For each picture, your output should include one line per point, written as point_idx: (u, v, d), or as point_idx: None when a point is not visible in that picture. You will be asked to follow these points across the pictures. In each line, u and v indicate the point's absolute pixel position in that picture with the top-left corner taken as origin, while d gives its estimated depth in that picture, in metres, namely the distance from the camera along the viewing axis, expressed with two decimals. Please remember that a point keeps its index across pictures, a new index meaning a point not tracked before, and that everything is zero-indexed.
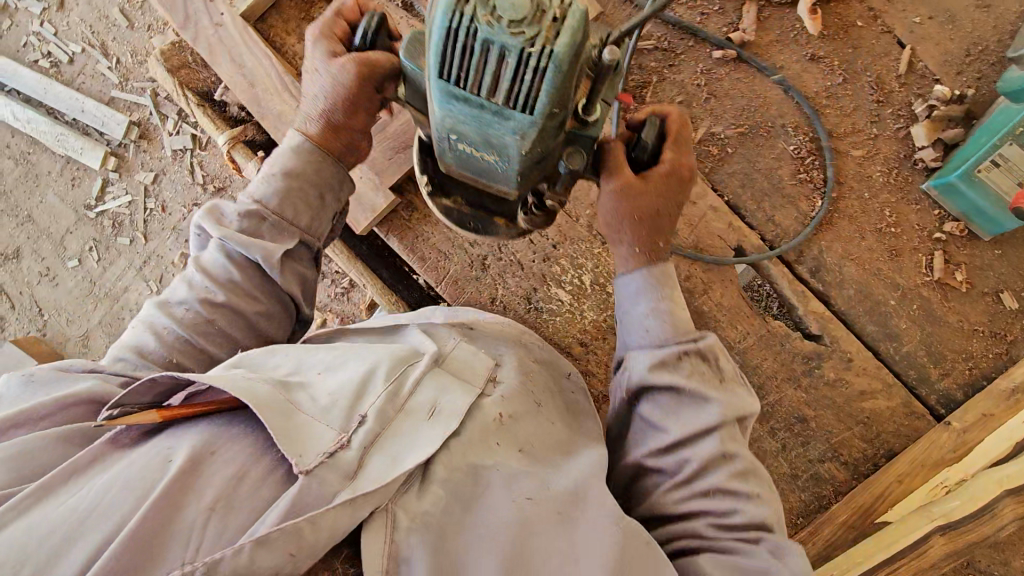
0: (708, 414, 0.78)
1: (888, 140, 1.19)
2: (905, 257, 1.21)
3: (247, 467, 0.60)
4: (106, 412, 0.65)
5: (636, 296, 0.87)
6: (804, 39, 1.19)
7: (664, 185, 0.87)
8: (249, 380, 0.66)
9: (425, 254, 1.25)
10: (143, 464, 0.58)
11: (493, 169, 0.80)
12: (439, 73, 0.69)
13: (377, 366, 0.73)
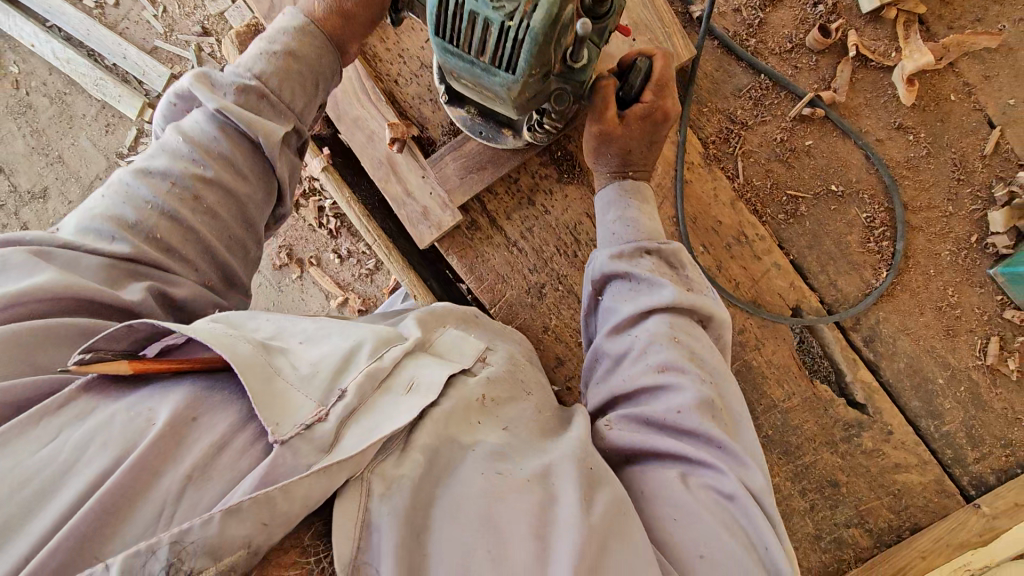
0: (662, 294, 0.88)
1: (962, 220, 1.18)
2: (960, 338, 1.21)
3: (228, 437, 0.56)
4: (78, 356, 0.58)
5: (607, 208, 1.02)
6: (895, 105, 1.16)
7: (641, 125, 0.99)
8: (227, 338, 0.61)
9: (482, 274, 1.23)
10: (127, 419, 0.56)
11: (495, 103, 0.89)
12: (437, 27, 0.81)
13: (363, 342, 0.67)
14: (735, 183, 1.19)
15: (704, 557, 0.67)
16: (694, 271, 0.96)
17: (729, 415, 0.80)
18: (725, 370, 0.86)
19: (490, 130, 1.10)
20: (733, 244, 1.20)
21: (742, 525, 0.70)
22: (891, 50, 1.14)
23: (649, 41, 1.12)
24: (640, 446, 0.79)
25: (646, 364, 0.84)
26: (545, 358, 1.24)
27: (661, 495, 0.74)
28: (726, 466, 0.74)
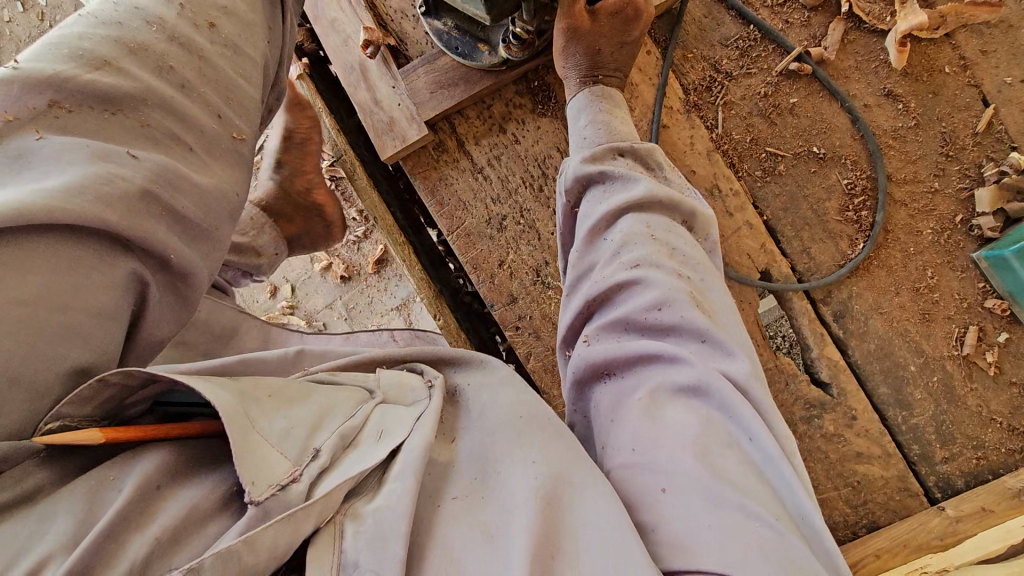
0: (636, 189, 0.83)
1: (948, 199, 1.12)
2: (937, 324, 1.14)
3: (198, 501, 0.50)
4: (42, 425, 0.47)
5: (578, 117, 1.00)
6: (885, 72, 1.12)
7: (610, 21, 1.01)
8: (206, 383, 0.54)
9: (444, 199, 1.20)
10: (93, 492, 0.48)
11: None
12: None
13: (344, 399, 0.62)
14: (713, 133, 1.16)
15: (683, 459, 0.60)
16: (673, 174, 0.90)
17: (713, 310, 0.74)
18: (708, 266, 0.79)
19: (465, 45, 1.10)
20: (704, 197, 1.15)
21: (727, 424, 0.63)
22: (886, 14, 1.10)
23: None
24: (616, 355, 0.72)
25: (621, 263, 0.77)
26: (497, 295, 1.19)
27: (638, 406, 0.66)
28: (705, 361, 0.67)
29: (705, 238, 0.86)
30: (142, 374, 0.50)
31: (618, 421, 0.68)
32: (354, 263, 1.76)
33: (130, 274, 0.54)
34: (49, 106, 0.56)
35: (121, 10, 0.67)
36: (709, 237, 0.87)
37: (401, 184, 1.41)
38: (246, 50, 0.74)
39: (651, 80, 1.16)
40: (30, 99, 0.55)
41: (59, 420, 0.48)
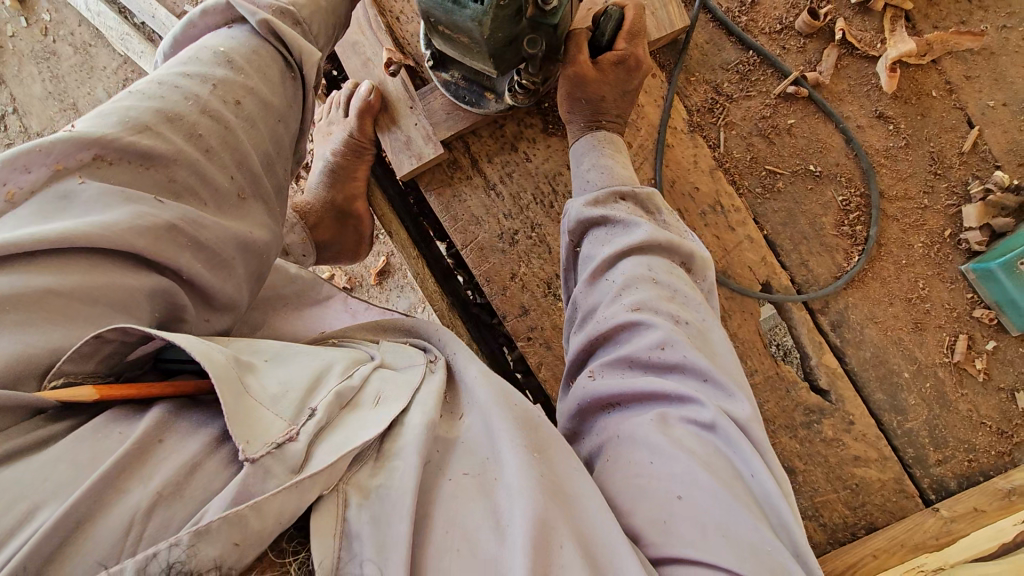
0: (637, 234, 0.89)
1: (937, 214, 1.19)
2: (928, 332, 1.20)
3: (201, 458, 0.53)
4: (46, 381, 0.52)
5: (581, 158, 1.07)
6: (877, 94, 1.19)
7: (614, 71, 1.08)
8: (206, 344, 0.59)
9: (457, 214, 1.25)
10: (94, 442, 0.52)
11: (469, 47, 0.92)
12: None
13: (334, 364, 0.69)
14: (716, 152, 1.22)
15: (688, 487, 0.65)
16: (669, 215, 0.98)
17: (712, 350, 0.79)
18: (706, 307, 0.85)
19: (474, 95, 1.16)
20: (707, 212, 1.21)
21: (726, 457, 0.69)
22: (877, 41, 1.17)
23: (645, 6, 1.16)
24: (621, 390, 0.77)
25: (623, 303, 0.83)
26: (510, 306, 1.23)
27: (641, 436, 0.71)
28: (708, 398, 0.73)
29: (702, 279, 0.92)
30: (136, 332, 0.55)
31: (622, 451, 0.72)
32: (358, 276, 1.80)
33: (151, 287, 0.62)
34: (92, 159, 0.64)
35: (164, 87, 0.76)
36: (705, 278, 0.92)
37: (411, 200, 1.45)
38: (264, 126, 0.83)
39: (655, 102, 1.21)
40: (78, 154, 0.63)
41: (62, 377, 0.53)
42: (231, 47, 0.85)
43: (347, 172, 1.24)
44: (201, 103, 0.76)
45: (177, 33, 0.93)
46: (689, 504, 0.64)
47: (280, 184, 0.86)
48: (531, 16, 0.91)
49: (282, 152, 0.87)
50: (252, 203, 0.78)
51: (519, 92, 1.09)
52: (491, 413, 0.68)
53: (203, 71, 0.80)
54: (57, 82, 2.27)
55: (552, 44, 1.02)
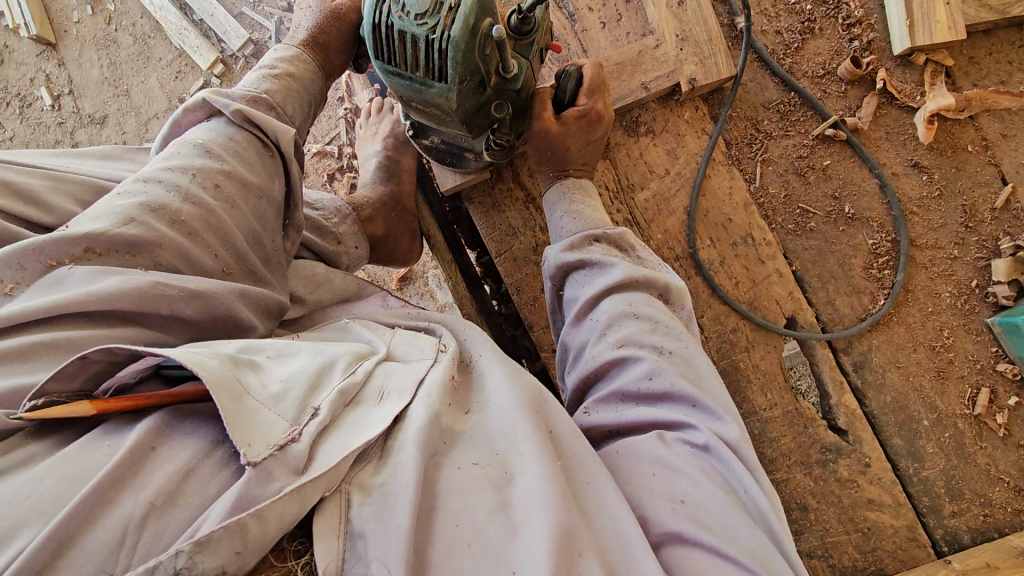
0: (614, 275, 0.93)
1: (966, 266, 1.20)
2: (950, 382, 1.20)
3: (193, 464, 0.56)
4: (27, 403, 0.55)
5: (553, 209, 1.14)
6: (914, 144, 1.21)
7: (575, 124, 1.11)
8: (196, 352, 0.62)
9: (496, 225, 1.29)
10: (81, 458, 0.54)
11: (443, 116, 1.03)
12: (378, 53, 0.94)
13: (336, 361, 0.71)
14: (751, 187, 1.25)
15: (690, 493, 0.69)
16: (645, 253, 1.02)
17: (698, 375, 0.82)
18: (688, 336, 0.88)
19: (453, 156, 1.22)
20: (738, 244, 1.24)
21: (721, 471, 0.71)
22: (916, 93, 1.20)
23: (694, 53, 1.21)
24: (615, 423, 0.80)
25: (607, 342, 0.87)
26: (537, 316, 1.27)
27: (640, 451, 0.74)
28: (699, 422, 0.76)
29: (679, 309, 0.97)
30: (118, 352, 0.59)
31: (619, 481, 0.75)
32: (382, 276, 1.84)
33: (131, 338, 0.68)
34: (83, 251, 0.69)
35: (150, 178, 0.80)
36: (682, 309, 0.97)
37: (447, 206, 1.49)
38: (242, 208, 0.86)
39: (695, 134, 1.26)
40: (70, 249, 0.68)
41: (43, 397, 0.57)
42: (211, 138, 0.89)
43: (398, 168, 1.33)
44: (184, 192, 0.80)
45: (164, 133, 0.97)
46: (691, 507, 0.68)
47: (268, 257, 0.90)
48: (495, 83, 0.97)
49: (265, 231, 0.90)
50: (237, 279, 0.83)
51: (495, 149, 1.13)
52: (516, 420, 0.70)
53: (184, 161, 0.84)
54: (113, 68, 2.37)
55: (524, 104, 1.09)
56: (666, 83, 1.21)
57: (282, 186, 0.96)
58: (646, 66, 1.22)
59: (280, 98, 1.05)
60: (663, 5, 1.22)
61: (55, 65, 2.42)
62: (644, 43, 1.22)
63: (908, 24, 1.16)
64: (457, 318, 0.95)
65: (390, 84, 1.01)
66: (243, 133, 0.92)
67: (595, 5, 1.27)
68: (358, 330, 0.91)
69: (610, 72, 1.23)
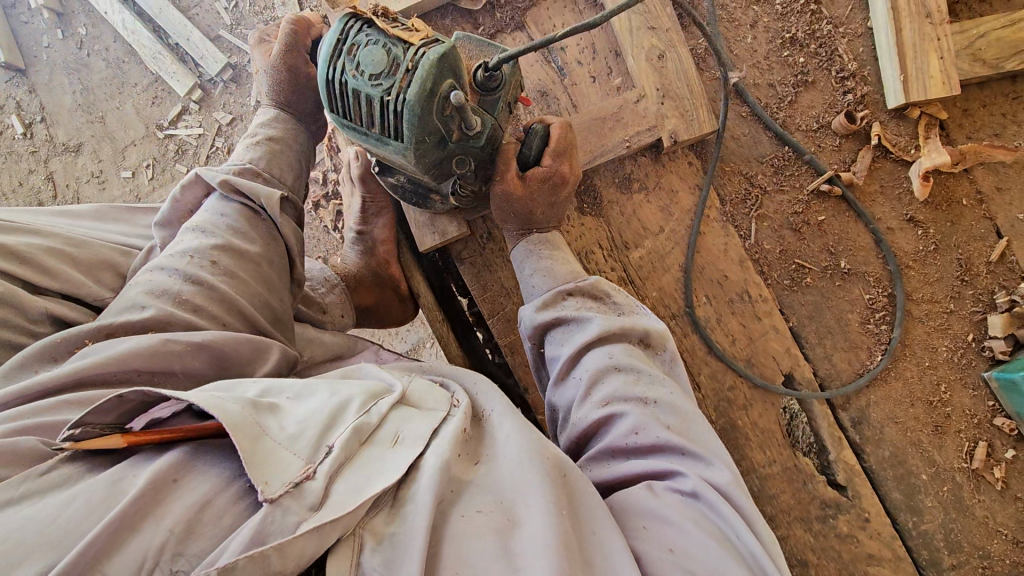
0: (590, 329, 0.91)
1: (962, 320, 1.20)
2: (948, 436, 1.20)
3: (212, 496, 0.56)
4: (67, 432, 0.57)
5: (523, 263, 1.09)
6: (909, 199, 1.20)
7: (541, 187, 1.06)
8: (223, 396, 0.62)
9: (488, 285, 1.27)
10: (110, 481, 0.55)
11: (404, 167, 1.01)
12: (332, 107, 0.93)
13: (351, 398, 0.69)
14: (747, 243, 1.23)
15: (681, 541, 0.66)
16: (622, 296, 0.99)
17: (685, 423, 0.80)
18: (672, 381, 0.86)
19: (419, 198, 1.17)
20: (734, 301, 1.22)
21: (714, 521, 0.68)
22: (910, 147, 1.19)
23: (676, 107, 1.18)
24: (609, 483, 0.78)
25: (591, 399, 0.84)
26: (533, 378, 1.25)
27: (633, 505, 0.72)
28: (688, 469, 0.74)
29: (662, 352, 0.92)
30: (153, 393, 0.61)
31: None
32: None
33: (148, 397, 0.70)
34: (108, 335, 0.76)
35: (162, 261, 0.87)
36: (666, 349, 0.92)
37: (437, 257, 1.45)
38: (245, 278, 0.90)
39: (689, 189, 1.23)
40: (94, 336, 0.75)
41: (79, 427, 0.58)
42: (206, 219, 0.94)
43: (376, 237, 1.29)
44: (184, 274, 0.85)
45: (164, 212, 1.00)
46: (684, 556, 0.65)
47: (279, 316, 0.94)
48: (458, 139, 0.95)
49: (274, 294, 0.95)
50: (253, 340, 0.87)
51: (463, 196, 1.10)
52: (522, 460, 0.69)
53: (190, 240, 0.90)
54: (87, 95, 2.28)
55: (488, 158, 1.06)
56: (647, 138, 1.18)
57: (281, 250, 1.00)
58: (627, 121, 1.18)
59: (265, 164, 1.09)
60: (643, 58, 1.18)
61: (26, 92, 2.33)
62: (625, 98, 1.18)
63: (902, 79, 1.14)
64: (469, 372, 0.91)
65: (348, 137, 0.99)
66: (238, 204, 0.98)
67: (585, 58, 1.24)
68: (368, 370, 0.86)
69: (590, 126, 1.19)
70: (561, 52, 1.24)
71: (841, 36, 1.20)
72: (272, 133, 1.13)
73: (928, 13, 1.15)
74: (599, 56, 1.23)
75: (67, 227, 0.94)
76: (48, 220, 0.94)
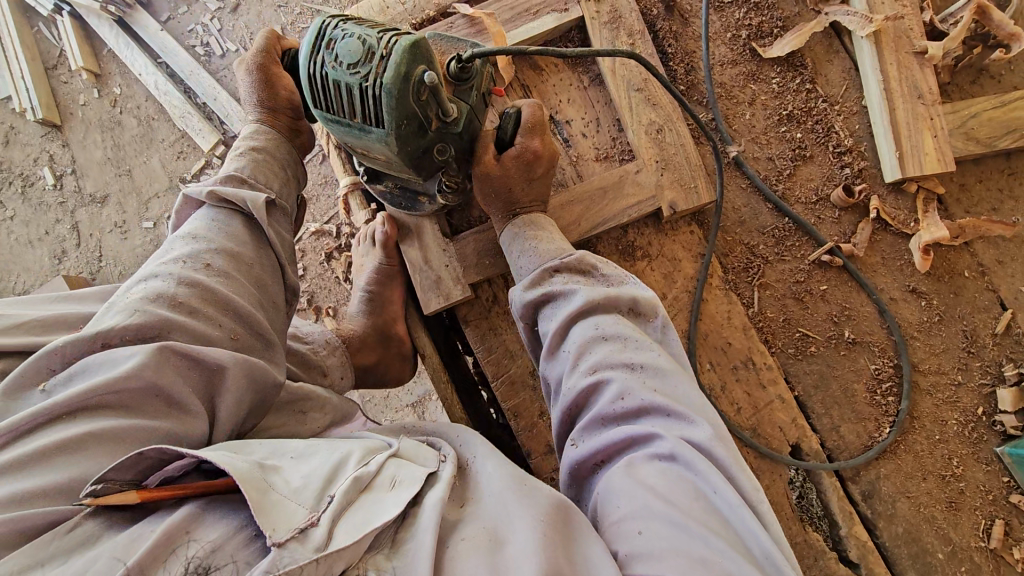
0: (576, 301, 0.95)
1: (971, 392, 1.19)
2: (963, 513, 1.16)
3: (220, 544, 0.60)
4: (88, 488, 0.61)
5: (511, 251, 1.13)
6: (910, 270, 1.21)
7: (515, 167, 1.11)
8: (228, 455, 0.66)
9: (493, 348, 1.28)
10: (124, 542, 0.59)
11: (386, 159, 1.04)
12: (316, 103, 0.99)
13: (349, 456, 0.73)
14: (749, 309, 1.24)
15: (648, 521, 0.71)
16: (609, 267, 1.02)
17: (670, 388, 0.84)
18: (658, 346, 0.90)
19: (408, 201, 1.23)
20: (738, 368, 1.21)
21: (688, 481, 0.74)
22: (910, 220, 1.21)
23: (675, 179, 1.22)
24: (598, 451, 0.82)
25: (581, 369, 0.89)
26: (536, 444, 1.24)
27: (611, 488, 0.77)
28: (668, 431, 0.79)
29: (652, 319, 0.95)
30: (169, 449, 0.65)
31: (607, 511, 0.77)
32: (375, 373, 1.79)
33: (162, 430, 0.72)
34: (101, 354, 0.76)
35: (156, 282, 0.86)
36: (657, 316, 0.95)
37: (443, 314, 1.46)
38: (236, 280, 0.93)
39: (691, 257, 1.25)
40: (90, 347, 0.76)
41: (101, 483, 0.62)
42: (195, 228, 0.97)
43: (383, 299, 1.29)
44: (177, 277, 0.87)
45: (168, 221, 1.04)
46: (653, 534, 0.69)
47: (275, 305, 1.00)
48: (436, 127, 1.01)
49: (269, 308, 0.98)
50: (246, 343, 0.89)
51: (447, 192, 1.14)
52: (507, 496, 0.75)
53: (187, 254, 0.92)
54: (115, 149, 2.36)
55: (468, 148, 1.12)
56: (648, 207, 1.21)
57: (270, 258, 1.03)
58: (629, 192, 1.22)
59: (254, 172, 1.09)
60: (642, 131, 1.24)
61: (59, 146, 2.41)
62: (625, 169, 1.23)
63: (898, 156, 1.18)
64: (449, 427, 0.95)
65: (335, 136, 1.05)
66: (235, 220, 1.01)
67: (589, 131, 1.29)
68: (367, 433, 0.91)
69: (593, 196, 1.23)
70: (567, 126, 1.30)
71: (837, 113, 1.25)
72: (258, 143, 1.14)
73: (920, 94, 1.18)
74: (603, 128, 1.29)
75: (74, 308, 0.92)
76: (54, 304, 0.92)
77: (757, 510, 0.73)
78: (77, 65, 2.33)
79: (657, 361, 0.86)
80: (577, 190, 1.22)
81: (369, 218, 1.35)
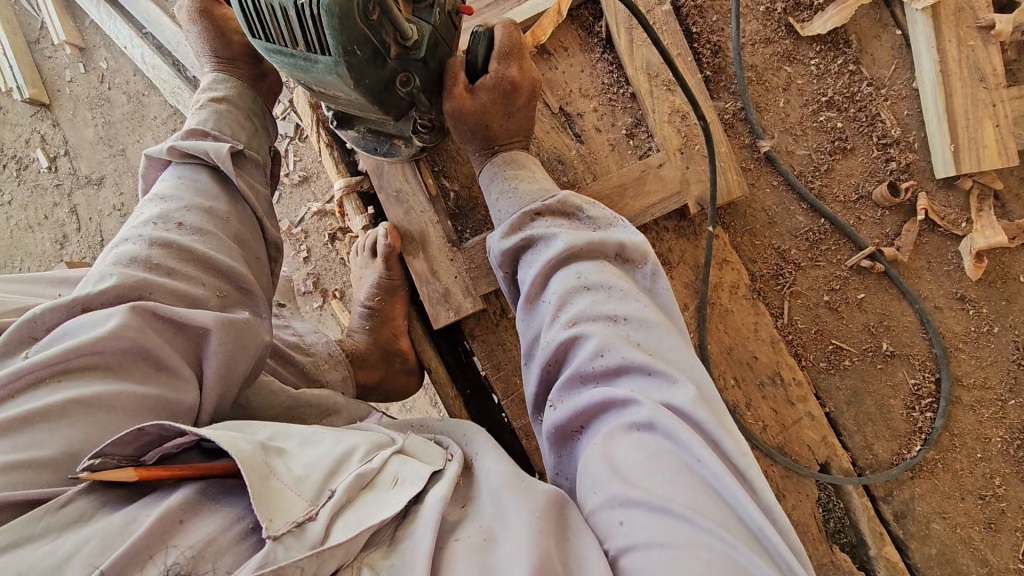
0: (555, 245, 0.77)
1: (1019, 409, 1.10)
2: (1003, 536, 1.08)
3: (215, 535, 0.50)
4: (87, 462, 0.50)
5: (488, 188, 0.96)
6: (959, 276, 1.11)
7: (490, 97, 0.93)
8: (233, 434, 0.56)
9: (502, 362, 1.21)
10: (111, 524, 0.48)
11: (344, 97, 0.84)
12: (252, 32, 0.78)
13: (355, 447, 0.62)
14: (778, 321, 1.14)
15: (627, 509, 0.55)
16: (596, 209, 0.83)
17: (657, 344, 0.67)
18: (645, 297, 0.73)
19: (382, 145, 1.09)
20: (765, 384, 1.12)
21: (672, 456, 0.57)
22: (962, 220, 1.10)
23: (700, 172, 1.10)
24: (574, 424, 0.66)
25: (555, 327, 0.72)
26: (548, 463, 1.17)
27: (586, 470, 0.61)
28: (650, 396, 0.62)
29: (641, 266, 0.77)
30: (173, 426, 0.54)
31: (583, 497, 0.61)
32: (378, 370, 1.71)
33: (149, 400, 0.60)
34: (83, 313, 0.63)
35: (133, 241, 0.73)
36: (646, 263, 0.77)
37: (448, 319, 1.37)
38: (213, 232, 0.79)
39: (717, 263, 1.14)
40: (69, 314, 0.63)
41: (99, 457, 0.51)
42: (165, 188, 0.83)
43: (385, 315, 1.21)
44: (149, 238, 0.74)
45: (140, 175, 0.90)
46: (634, 526, 0.54)
47: (255, 256, 0.86)
48: (397, 54, 0.80)
49: (253, 266, 0.84)
50: (235, 300, 0.76)
51: (422, 131, 1.00)
52: (503, 493, 0.61)
53: (163, 212, 0.78)
54: (106, 126, 2.21)
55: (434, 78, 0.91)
56: (673, 204, 1.08)
57: (248, 214, 0.87)
58: (652, 188, 1.09)
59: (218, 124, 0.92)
60: (665, 120, 1.11)
61: (50, 126, 2.27)
62: (646, 162, 1.09)
63: (953, 149, 1.06)
64: (458, 423, 0.81)
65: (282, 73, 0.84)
66: (209, 178, 0.85)
67: (604, 124, 1.16)
68: (373, 426, 0.80)
69: (611, 195, 1.09)
70: (579, 118, 1.17)
71: (883, 99, 1.11)
72: (219, 94, 0.97)
73: (982, 77, 1.06)
74: (621, 119, 1.16)
75: None
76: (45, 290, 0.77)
77: (751, 483, 0.58)
78: (60, 40, 2.16)
79: (640, 314, 0.69)
80: (594, 188, 1.09)
81: (367, 223, 1.27)
